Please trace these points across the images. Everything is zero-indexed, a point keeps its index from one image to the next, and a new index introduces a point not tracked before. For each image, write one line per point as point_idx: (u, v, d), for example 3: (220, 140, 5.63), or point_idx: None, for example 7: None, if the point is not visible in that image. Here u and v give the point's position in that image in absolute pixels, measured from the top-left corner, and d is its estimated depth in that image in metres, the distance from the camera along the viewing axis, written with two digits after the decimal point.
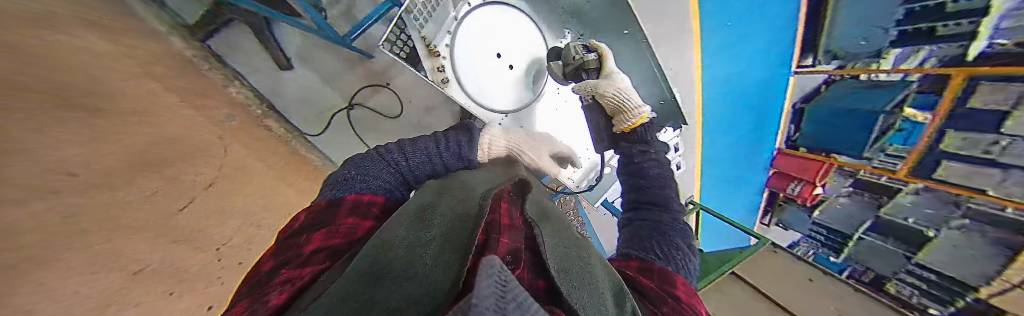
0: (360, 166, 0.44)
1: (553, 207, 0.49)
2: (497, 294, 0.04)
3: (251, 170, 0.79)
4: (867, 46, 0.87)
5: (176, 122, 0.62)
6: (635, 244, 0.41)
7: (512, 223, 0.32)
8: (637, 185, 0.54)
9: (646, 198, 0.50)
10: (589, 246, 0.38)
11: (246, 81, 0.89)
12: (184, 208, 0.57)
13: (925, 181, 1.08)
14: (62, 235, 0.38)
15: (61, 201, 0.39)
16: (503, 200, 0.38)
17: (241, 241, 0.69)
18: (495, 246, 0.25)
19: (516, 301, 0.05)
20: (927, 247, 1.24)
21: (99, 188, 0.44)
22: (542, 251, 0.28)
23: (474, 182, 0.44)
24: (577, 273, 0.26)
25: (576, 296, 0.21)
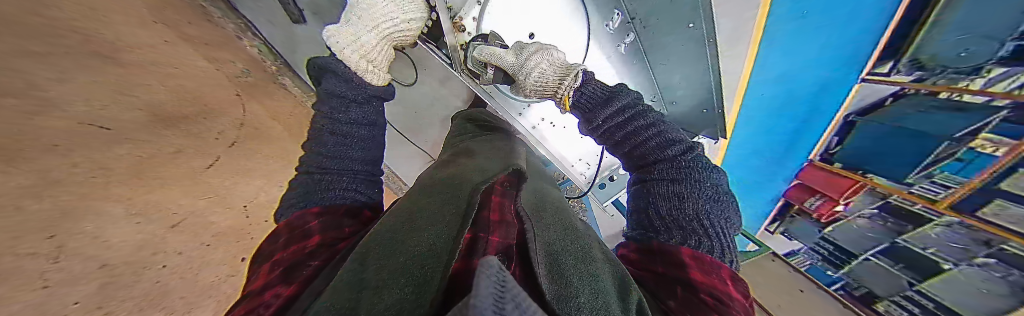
0: (337, 153, 0.38)
1: (558, 197, 0.42)
2: (496, 291, 0.04)
3: (271, 131, 0.79)
4: (968, 58, 0.71)
5: (191, 76, 0.61)
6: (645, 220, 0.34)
7: (504, 218, 0.29)
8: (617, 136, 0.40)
9: (633, 155, 0.39)
10: (590, 234, 0.34)
11: (258, 33, 0.88)
12: (212, 165, 0.59)
13: (964, 217, 1.01)
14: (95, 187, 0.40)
15: (91, 154, 0.41)
16: (496, 194, 0.34)
17: (267, 200, 0.72)
18: (483, 249, 0.22)
19: (516, 296, 0.05)
20: (936, 277, 1.22)
21: (126, 143, 0.45)
22: (539, 243, 0.26)
23: (468, 172, 0.41)
24: (578, 265, 0.24)
25: (579, 295, 0.19)
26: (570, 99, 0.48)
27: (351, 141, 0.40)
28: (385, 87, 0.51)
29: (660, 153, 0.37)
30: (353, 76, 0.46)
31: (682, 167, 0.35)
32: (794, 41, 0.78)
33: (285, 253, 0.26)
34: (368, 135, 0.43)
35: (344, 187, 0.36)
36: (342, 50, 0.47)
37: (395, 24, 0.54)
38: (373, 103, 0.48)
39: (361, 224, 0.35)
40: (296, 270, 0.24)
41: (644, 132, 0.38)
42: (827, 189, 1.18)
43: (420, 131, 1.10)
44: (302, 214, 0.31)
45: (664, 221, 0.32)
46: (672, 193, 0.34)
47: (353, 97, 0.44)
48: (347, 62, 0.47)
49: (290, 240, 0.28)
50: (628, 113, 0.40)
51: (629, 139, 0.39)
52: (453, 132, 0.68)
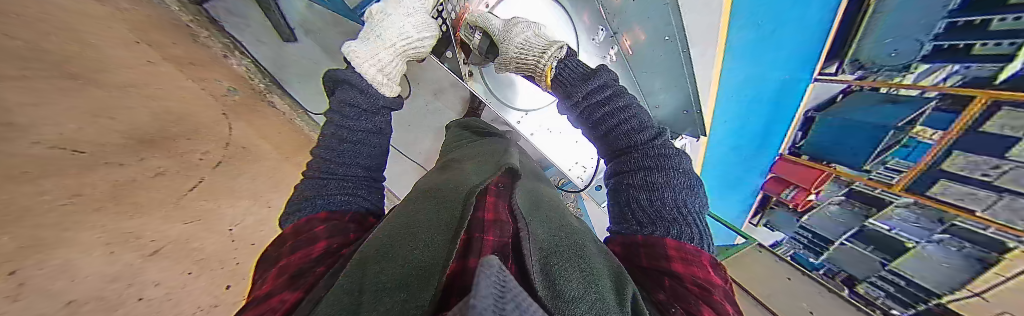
0: (344, 160, 0.39)
1: (551, 194, 0.43)
2: (496, 294, 0.04)
3: (258, 150, 0.77)
4: (896, 57, 0.82)
5: (175, 95, 0.60)
6: (631, 212, 0.34)
7: (499, 216, 0.28)
8: (601, 116, 0.41)
9: (617, 138, 0.40)
10: (586, 231, 0.35)
11: (247, 52, 0.86)
12: (195, 187, 0.56)
13: (916, 196, 1.13)
14: (71, 215, 0.38)
15: (66, 182, 0.39)
16: (490, 193, 0.33)
17: (254, 221, 0.69)
18: (479, 248, 0.22)
19: (515, 300, 0.05)
20: (905, 256, 1.32)
21: (106, 168, 0.44)
22: (535, 242, 0.25)
23: (463, 177, 0.40)
24: (575, 261, 0.24)
25: (575, 294, 0.19)
26: (550, 71, 0.49)
27: (360, 148, 0.42)
28: (395, 98, 0.51)
29: (633, 138, 0.38)
30: (367, 86, 0.46)
31: (653, 154, 0.36)
32: (755, 44, 0.89)
33: (293, 259, 0.26)
34: (378, 143, 0.45)
35: (350, 193, 0.38)
36: (360, 66, 0.48)
37: (410, 42, 0.55)
38: (382, 113, 0.48)
39: (363, 230, 0.35)
40: (302, 275, 0.24)
41: (622, 112, 0.40)
42: (798, 179, 1.28)
43: (413, 143, 1.10)
44: (309, 219, 0.32)
45: (643, 211, 0.33)
46: (657, 176, 0.34)
47: (366, 107, 0.45)
48: (362, 74, 0.47)
49: (297, 245, 0.28)
50: (608, 92, 0.42)
51: (606, 121, 0.41)
52: (449, 139, 0.69)
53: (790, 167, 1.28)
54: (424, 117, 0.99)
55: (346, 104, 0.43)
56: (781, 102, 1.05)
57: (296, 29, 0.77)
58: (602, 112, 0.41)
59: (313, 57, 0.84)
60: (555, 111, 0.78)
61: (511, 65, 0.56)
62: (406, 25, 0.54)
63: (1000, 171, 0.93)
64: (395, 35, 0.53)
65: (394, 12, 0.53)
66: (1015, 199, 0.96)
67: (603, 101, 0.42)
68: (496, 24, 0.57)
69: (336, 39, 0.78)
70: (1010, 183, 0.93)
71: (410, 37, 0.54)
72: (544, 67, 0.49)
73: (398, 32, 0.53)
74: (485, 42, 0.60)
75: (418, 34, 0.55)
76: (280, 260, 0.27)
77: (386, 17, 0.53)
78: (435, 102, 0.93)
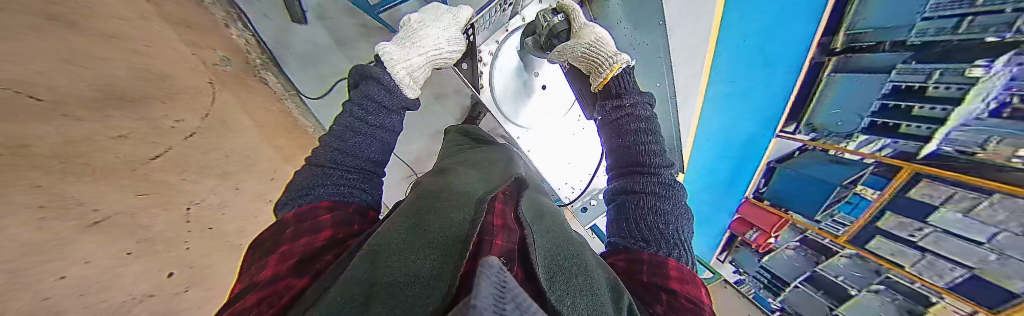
0: (350, 152, 0.38)
1: (552, 205, 0.45)
2: (496, 295, 0.04)
3: (238, 125, 0.72)
4: (842, 126, 0.96)
5: (161, 55, 0.56)
6: (631, 228, 0.36)
7: (506, 222, 0.29)
8: (624, 131, 0.45)
9: (631, 157, 0.43)
10: (582, 241, 0.36)
11: (250, 25, 0.83)
12: (159, 157, 0.51)
13: (858, 249, 1.27)
14: (15, 168, 0.33)
15: (23, 130, 0.34)
16: (498, 200, 0.34)
17: (217, 203, 0.63)
18: (488, 250, 0.22)
19: (513, 302, 0.05)
20: (849, 303, 1.45)
21: (68, 121, 0.39)
22: (538, 250, 0.26)
23: (469, 183, 0.40)
24: (576, 272, 0.25)
25: (576, 303, 0.19)
26: (618, 69, 0.52)
27: (370, 141, 0.40)
28: (416, 101, 0.50)
29: (645, 159, 0.41)
30: (393, 85, 0.45)
31: (662, 181, 0.39)
32: (729, 100, 1.04)
33: (297, 245, 0.25)
34: (388, 140, 0.43)
35: (352, 186, 0.36)
36: (393, 66, 0.47)
37: (441, 53, 0.57)
38: (401, 114, 0.47)
39: (368, 224, 0.34)
40: (309, 263, 0.24)
41: (642, 133, 0.44)
42: (759, 222, 1.43)
43: (406, 143, 1.08)
44: (315, 207, 0.31)
45: (646, 230, 0.35)
46: (660, 201, 0.37)
47: (387, 104, 0.44)
48: (393, 75, 0.46)
49: (298, 232, 0.27)
50: (631, 111, 0.47)
51: (628, 137, 0.44)
52: (448, 144, 0.68)
53: (756, 211, 1.42)
54: (424, 118, 0.98)
55: (367, 98, 0.42)
56: (750, 151, 1.20)
57: (308, 14, 0.78)
58: (624, 129, 0.46)
59: (318, 43, 0.84)
60: (555, 132, 0.81)
61: (575, 52, 0.58)
62: (439, 37, 0.56)
63: (921, 233, 1.08)
64: (427, 44, 0.54)
65: (428, 24, 0.56)
66: (935, 260, 1.11)
67: (625, 119, 0.47)
68: (580, 16, 0.62)
69: (349, 29, 0.82)
70: (931, 244, 1.09)
71: (442, 47, 0.56)
72: (615, 63, 0.52)
73: (431, 42, 0.55)
74: (565, 26, 0.62)
75: (449, 46, 0.57)
76: (279, 244, 0.25)
77: (421, 27, 0.55)
78: (436, 105, 0.94)
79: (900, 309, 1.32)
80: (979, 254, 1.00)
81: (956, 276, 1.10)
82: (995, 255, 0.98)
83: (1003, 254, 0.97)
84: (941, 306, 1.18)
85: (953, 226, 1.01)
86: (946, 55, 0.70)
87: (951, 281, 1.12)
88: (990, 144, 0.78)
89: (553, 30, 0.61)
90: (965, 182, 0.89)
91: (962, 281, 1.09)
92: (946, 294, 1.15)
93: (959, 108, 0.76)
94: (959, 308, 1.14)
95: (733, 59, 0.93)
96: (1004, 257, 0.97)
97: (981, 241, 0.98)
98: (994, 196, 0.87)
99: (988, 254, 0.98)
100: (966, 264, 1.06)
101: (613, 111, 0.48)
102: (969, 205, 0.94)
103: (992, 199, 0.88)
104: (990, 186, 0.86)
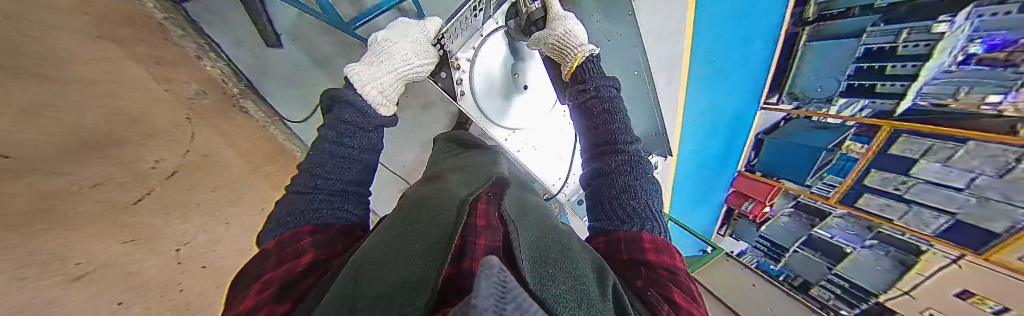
0: (330, 174, 0.38)
1: (538, 201, 0.44)
2: (496, 295, 0.04)
3: (223, 157, 0.71)
4: (820, 92, 1.01)
5: (129, 92, 0.54)
6: (603, 208, 0.37)
7: (490, 222, 0.29)
8: (593, 115, 0.46)
9: (603, 138, 0.43)
10: (566, 230, 0.36)
11: (222, 54, 0.81)
12: (140, 201, 0.50)
13: (850, 208, 1.31)
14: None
15: None
16: (482, 201, 0.34)
17: (209, 240, 0.61)
18: (472, 251, 0.22)
19: (515, 301, 0.05)
20: (846, 261, 1.49)
21: (34, 174, 0.38)
22: (523, 245, 0.26)
23: (452, 187, 0.40)
24: (561, 261, 0.25)
25: (559, 289, 0.20)
26: (584, 56, 0.54)
27: (348, 162, 0.40)
28: (392, 118, 0.50)
29: (615, 138, 0.43)
30: (365, 105, 0.45)
31: (632, 159, 0.40)
32: (711, 79, 1.07)
33: (277, 272, 0.24)
34: (367, 159, 0.42)
35: (337, 207, 0.36)
36: (362, 88, 0.46)
37: (411, 67, 0.56)
38: (378, 132, 0.47)
39: (353, 240, 0.34)
40: (290, 288, 0.23)
41: (613, 115, 0.45)
42: (753, 194, 1.47)
43: (397, 156, 1.06)
44: (295, 232, 0.30)
45: (617, 209, 0.36)
46: (628, 177, 0.38)
47: (361, 124, 0.43)
48: (364, 96, 0.46)
49: (280, 259, 0.26)
50: (596, 94, 0.48)
51: (599, 118, 0.45)
52: (436, 153, 0.68)
53: (749, 182, 1.47)
54: (416, 129, 0.98)
55: (343, 122, 0.42)
56: (737, 126, 1.22)
57: (281, 36, 0.78)
58: (594, 113, 0.46)
59: (297, 65, 0.83)
60: (543, 130, 0.81)
61: (546, 41, 0.58)
62: (409, 52, 0.56)
63: (906, 186, 1.13)
64: (397, 60, 0.53)
65: (399, 41, 0.56)
66: (921, 210, 1.17)
67: (593, 104, 0.48)
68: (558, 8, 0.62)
69: (324, 48, 0.81)
70: (914, 196, 1.15)
71: (412, 62, 0.55)
72: (580, 53, 0.54)
73: (400, 58, 0.54)
74: (543, 14, 0.61)
75: (420, 60, 0.57)
76: (262, 275, 0.25)
77: (389, 45, 0.54)
78: (424, 115, 0.94)
79: (895, 261, 1.37)
80: (961, 199, 1.06)
81: (942, 223, 1.15)
82: (975, 199, 1.05)
83: (981, 197, 1.04)
84: (933, 253, 1.24)
85: (933, 177, 1.07)
86: (912, 13, 0.76)
87: (938, 228, 1.18)
88: (961, 93, 0.85)
89: (532, 17, 0.60)
90: (940, 132, 0.95)
91: (947, 227, 1.15)
92: (935, 242, 1.22)
93: (929, 62, 0.82)
94: (949, 252, 1.20)
95: (710, 37, 0.96)
96: (982, 199, 1.04)
97: (961, 187, 1.04)
98: (968, 144, 0.94)
99: (969, 198, 1.05)
100: (948, 211, 1.12)
101: (581, 95, 0.50)
102: (947, 155, 0.99)
103: (968, 146, 0.94)
104: (962, 134, 0.93)
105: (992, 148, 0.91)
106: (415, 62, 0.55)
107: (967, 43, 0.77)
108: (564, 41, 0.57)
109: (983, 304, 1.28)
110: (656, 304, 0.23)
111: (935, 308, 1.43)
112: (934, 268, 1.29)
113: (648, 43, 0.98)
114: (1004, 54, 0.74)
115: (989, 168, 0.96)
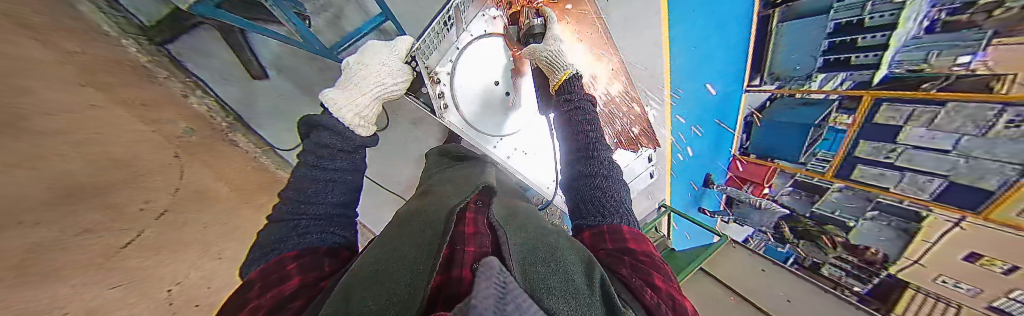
0: (316, 198, 0.38)
1: (528, 207, 0.44)
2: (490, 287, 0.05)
3: (212, 192, 0.71)
4: (798, 71, 1.05)
5: (117, 140, 0.54)
6: (584, 207, 0.38)
7: (478, 229, 0.30)
8: (574, 122, 0.48)
9: (581, 144, 0.45)
10: (557, 228, 0.35)
11: (211, 91, 0.83)
12: (130, 243, 0.49)
13: (846, 182, 1.28)
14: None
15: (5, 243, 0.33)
16: (470, 211, 0.35)
17: (199, 277, 0.61)
18: (461, 258, 0.23)
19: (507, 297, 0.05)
20: (853, 233, 1.40)
21: (45, 223, 0.38)
22: (514, 248, 0.26)
23: (442, 199, 0.40)
24: (551, 259, 0.25)
25: (549, 283, 0.20)
26: (568, 73, 0.56)
27: (331, 186, 0.41)
28: (371, 137, 0.52)
29: (593, 144, 0.44)
30: (342, 128, 0.47)
31: (606, 163, 0.42)
32: (692, 68, 1.12)
33: (264, 299, 0.22)
34: (349, 180, 0.44)
35: (323, 230, 0.36)
36: (337, 110, 0.48)
37: (386, 87, 0.57)
38: (359, 152, 0.49)
39: (340, 264, 0.33)
40: (279, 311, 0.21)
41: (591, 125, 0.48)
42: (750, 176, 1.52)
43: (390, 173, 1.06)
44: (279, 258, 0.29)
45: (594, 206, 0.37)
46: (605, 180, 0.39)
47: (341, 147, 0.45)
48: (339, 118, 0.47)
49: (265, 286, 0.24)
50: (576, 105, 0.51)
51: (577, 124, 0.48)
52: (429, 167, 0.68)
53: (745, 165, 1.50)
54: (405, 146, 0.99)
55: (320, 145, 0.43)
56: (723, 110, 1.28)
57: (268, 69, 0.82)
58: (574, 122, 0.48)
59: (283, 93, 0.88)
60: (533, 135, 0.81)
61: (538, 55, 0.61)
62: (381, 73, 0.57)
63: (895, 154, 1.08)
64: (371, 83, 0.54)
65: (370, 64, 0.56)
66: (914, 176, 1.10)
67: (572, 115, 0.49)
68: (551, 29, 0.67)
69: (311, 74, 0.85)
70: (907, 163, 1.10)
71: (386, 83, 0.57)
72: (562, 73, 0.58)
73: (375, 80, 0.55)
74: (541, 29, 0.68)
75: (393, 80, 0.58)
76: (245, 304, 0.22)
77: (364, 68, 0.55)
78: (415, 131, 0.96)
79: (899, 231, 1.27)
80: (949, 160, 0.97)
81: (935, 187, 1.07)
82: (964, 160, 0.94)
83: (972, 157, 0.92)
84: (933, 218, 1.14)
85: (919, 142, 1.00)
86: None
87: (933, 193, 1.09)
88: (932, 57, 0.80)
89: (531, 30, 0.67)
90: (924, 98, 0.90)
91: (944, 190, 1.05)
92: (935, 207, 1.11)
93: (897, 32, 0.80)
94: (948, 216, 1.09)
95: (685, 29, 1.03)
96: (973, 160, 0.93)
97: (948, 150, 0.96)
98: (948, 106, 0.87)
99: (957, 158, 0.95)
100: (939, 173, 1.03)
101: (564, 106, 0.52)
102: (931, 117, 0.93)
103: (948, 110, 0.87)
104: (942, 97, 0.86)
105: (971, 109, 0.82)
106: (389, 82, 0.57)
107: (930, 8, 0.72)
108: (551, 59, 0.60)
109: (994, 265, 1.06)
110: (639, 288, 0.23)
111: (947, 275, 1.20)
112: (937, 234, 1.16)
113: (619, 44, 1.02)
114: (967, 15, 0.69)
115: (971, 126, 0.86)
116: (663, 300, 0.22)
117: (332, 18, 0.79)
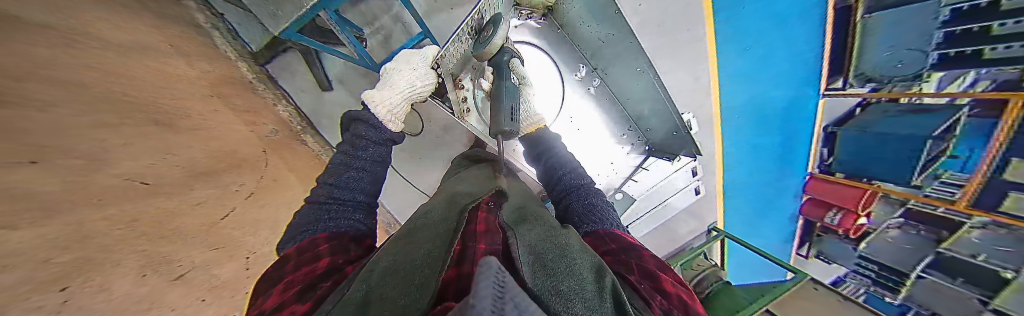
0: (345, 186, 0.44)
1: (540, 209, 0.43)
2: (494, 296, 0.05)
3: (285, 181, 0.86)
4: (902, 69, 0.96)
5: (227, 137, 0.72)
6: (580, 220, 0.44)
7: (489, 228, 0.30)
8: (558, 165, 0.60)
9: (569, 177, 0.56)
10: (572, 231, 0.34)
11: (292, 100, 1.01)
12: (226, 217, 0.63)
13: (993, 215, 1.11)
14: (116, 239, 0.43)
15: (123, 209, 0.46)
16: (481, 210, 0.35)
17: (271, 250, 0.73)
18: (471, 255, 0.23)
19: (516, 302, 0.05)
20: (1006, 291, 1.22)
21: (169, 194, 0.53)
22: (523, 250, 0.26)
23: (457, 198, 0.42)
24: (562, 263, 0.24)
25: (557, 287, 0.19)
26: None
27: (360, 175, 0.46)
28: (400, 134, 0.59)
29: (575, 180, 0.55)
30: (377, 122, 0.55)
31: (589, 191, 0.51)
32: (743, 71, 1.04)
33: (298, 274, 0.27)
34: (375, 170, 0.49)
35: (348, 217, 0.41)
36: (373, 107, 0.56)
37: (415, 88, 0.62)
38: (386, 145, 0.56)
39: (362, 249, 0.38)
40: (309, 290, 0.25)
41: (573, 168, 0.59)
42: (839, 200, 1.23)
43: (424, 174, 1.14)
44: (313, 239, 0.34)
45: (590, 216, 0.44)
46: (591, 199, 0.49)
47: (375, 138, 0.53)
48: (374, 113, 0.55)
49: (301, 263, 0.30)
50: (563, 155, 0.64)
51: (559, 167, 0.60)
52: (450, 168, 0.72)
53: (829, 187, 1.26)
54: (438, 151, 1.07)
55: (360, 136, 0.51)
56: (793, 118, 1.13)
57: (332, 81, 0.97)
58: (561, 165, 0.60)
59: (343, 103, 0.99)
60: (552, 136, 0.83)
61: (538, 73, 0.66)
62: (412, 77, 0.63)
63: None
64: (403, 84, 0.61)
65: (402, 68, 0.63)
66: None
67: (560, 159, 0.62)
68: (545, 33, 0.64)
69: (363, 87, 0.97)
70: None
71: (414, 85, 0.62)
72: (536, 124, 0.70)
73: (405, 82, 0.61)
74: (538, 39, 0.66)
75: (421, 82, 0.63)
76: (285, 277, 0.27)
77: (395, 73, 0.63)
78: (445, 136, 1.04)
79: None
80: None
81: None
82: None
83: None
84: None
85: None
86: None
87: None
88: None
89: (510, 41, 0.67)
90: None
91: None
92: None
93: None
94: None
95: (734, 27, 0.96)
96: None
97: None
98: None
99: None
100: None
101: (550, 149, 0.66)
102: None
103: None
104: None
105: None
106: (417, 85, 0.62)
107: None
108: None
109: None
110: (650, 295, 0.23)
111: None
112: None
113: (651, 49, 1.00)
114: None
115: None
116: (672, 306, 0.23)
117: (383, 39, 0.92)
